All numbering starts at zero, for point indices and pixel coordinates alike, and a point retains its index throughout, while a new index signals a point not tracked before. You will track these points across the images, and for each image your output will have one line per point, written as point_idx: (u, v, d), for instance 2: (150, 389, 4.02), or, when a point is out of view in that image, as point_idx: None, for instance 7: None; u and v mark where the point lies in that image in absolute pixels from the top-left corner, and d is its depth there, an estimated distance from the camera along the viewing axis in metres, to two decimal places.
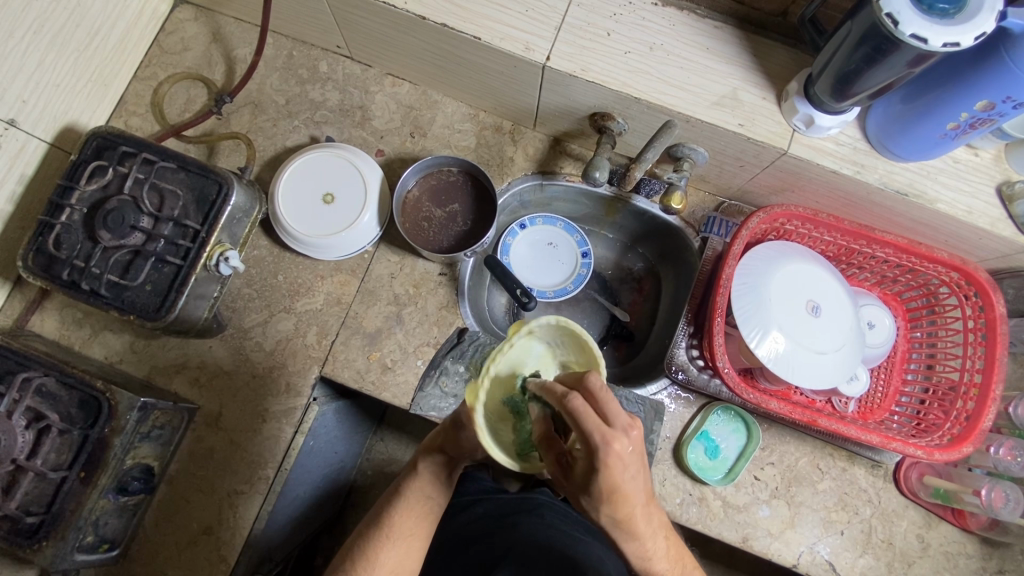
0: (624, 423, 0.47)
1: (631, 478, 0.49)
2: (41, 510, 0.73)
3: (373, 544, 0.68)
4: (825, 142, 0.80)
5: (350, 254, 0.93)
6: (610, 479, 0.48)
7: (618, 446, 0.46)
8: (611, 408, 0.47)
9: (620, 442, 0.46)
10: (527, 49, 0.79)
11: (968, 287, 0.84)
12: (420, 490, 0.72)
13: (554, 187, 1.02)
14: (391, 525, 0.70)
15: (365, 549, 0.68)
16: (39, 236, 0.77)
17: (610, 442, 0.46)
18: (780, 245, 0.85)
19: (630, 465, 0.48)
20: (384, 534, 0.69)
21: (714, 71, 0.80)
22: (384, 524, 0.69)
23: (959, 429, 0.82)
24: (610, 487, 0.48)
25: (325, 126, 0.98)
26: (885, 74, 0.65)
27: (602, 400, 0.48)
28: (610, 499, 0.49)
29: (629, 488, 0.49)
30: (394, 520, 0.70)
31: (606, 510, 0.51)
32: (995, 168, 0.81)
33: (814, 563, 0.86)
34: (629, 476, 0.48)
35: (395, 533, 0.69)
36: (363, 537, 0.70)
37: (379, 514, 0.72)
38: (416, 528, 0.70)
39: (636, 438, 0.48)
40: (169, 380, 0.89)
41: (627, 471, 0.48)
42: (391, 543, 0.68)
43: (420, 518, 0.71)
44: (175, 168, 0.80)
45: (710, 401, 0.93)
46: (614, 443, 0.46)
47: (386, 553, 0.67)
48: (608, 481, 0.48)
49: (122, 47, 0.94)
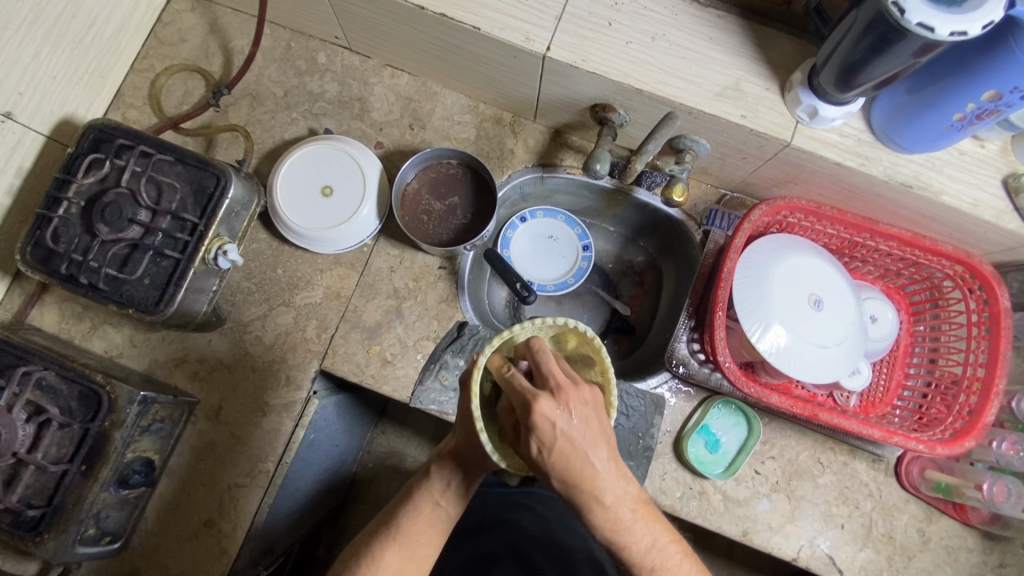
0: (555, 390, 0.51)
1: (569, 435, 0.50)
2: (42, 503, 0.74)
3: (376, 543, 0.66)
4: (829, 134, 0.79)
5: (349, 247, 0.92)
6: (541, 441, 0.50)
7: (544, 404, 0.49)
8: (548, 370, 0.52)
9: (544, 400, 0.49)
10: (527, 40, 0.78)
11: (972, 281, 0.83)
12: (434, 498, 0.69)
13: (555, 180, 1.01)
14: (399, 528, 0.67)
15: (371, 548, 0.66)
16: (37, 229, 0.77)
17: (534, 403, 0.49)
18: (782, 238, 0.84)
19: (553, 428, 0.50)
20: (390, 536, 0.67)
21: (716, 62, 0.79)
22: (390, 525, 0.67)
23: (961, 424, 0.81)
24: (547, 444, 0.50)
25: (324, 118, 0.98)
26: (891, 63, 0.64)
27: (542, 364, 0.52)
28: (551, 460, 0.50)
29: (569, 452, 0.50)
30: (403, 526, 0.67)
31: (557, 471, 0.51)
32: (1001, 159, 0.80)
33: (814, 557, 0.86)
34: (564, 435, 0.50)
35: (402, 536, 0.67)
36: (368, 539, 0.67)
37: (389, 513, 0.69)
38: (423, 535, 0.68)
39: (570, 400, 0.50)
40: (169, 374, 0.89)
41: (559, 430, 0.50)
42: (395, 547, 0.66)
43: (430, 524, 0.68)
44: (172, 161, 0.80)
45: (710, 395, 0.92)
46: (538, 403, 0.49)
47: (389, 556, 0.66)
48: (541, 439, 0.50)
49: (119, 38, 0.94)
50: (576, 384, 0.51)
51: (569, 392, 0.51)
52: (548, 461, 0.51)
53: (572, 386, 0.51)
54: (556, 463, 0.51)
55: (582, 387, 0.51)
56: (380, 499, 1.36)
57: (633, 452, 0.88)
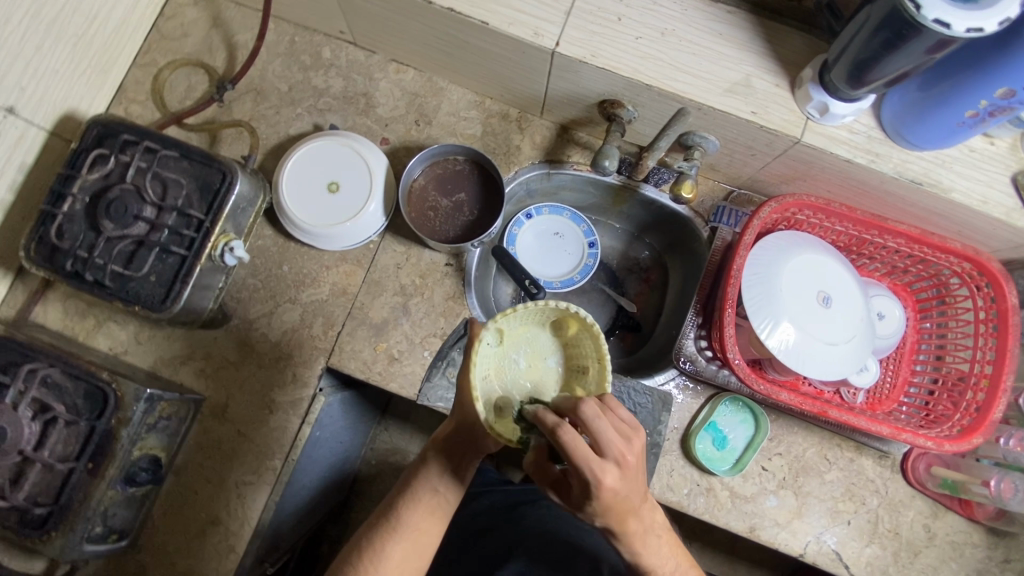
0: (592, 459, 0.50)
1: (625, 493, 0.52)
2: (49, 501, 0.73)
3: (376, 534, 0.66)
4: (839, 130, 0.79)
5: (355, 244, 0.92)
6: (604, 503, 0.52)
7: (610, 477, 0.50)
8: (605, 439, 0.50)
9: (610, 473, 0.50)
10: (537, 35, 0.78)
11: (980, 278, 0.84)
12: (432, 487, 0.69)
13: (561, 176, 1.01)
14: (398, 519, 0.67)
15: (372, 543, 0.66)
16: (41, 226, 0.76)
17: (601, 478, 0.50)
18: (791, 235, 0.84)
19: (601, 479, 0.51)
20: (391, 528, 0.67)
21: (726, 57, 0.78)
22: (390, 517, 0.68)
23: (969, 420, 0.81)
24: (606, 503, 0.52)
25: (329, 114, 0.97)
26: (904, 61, 0.63)
27: (597, 432, 0.50)
28: (607, 513, 0.53)
29: (625, 505, 0.53)
30: (403, 516, 0.67)
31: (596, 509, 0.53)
32: (1010, 156, 0.79)
33: (821, 553, 0.87)
34: (622, 495, 0.52)
35: (403, 527, 0.67)
36: (369, 532, 0.67)
37: (389, 506, 0.69)
38: (425, 523, 0.68)
39: (629, 463, 0.52)
40: (175, 371, 0.89)
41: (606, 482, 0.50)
42: (396, 538, 0.66)
43: (431, 512, 0.68)
44: (178, 157, 0.79)
45: (718, 392, 0.92)
46: (605, 477, 0.50)
47: (393, 547, 0.66)
48: (602, 502, 0.52)
49: (121, 33, 0.92)
50: (632, 445, 0.52)
51: (627, 456, 0.51)
52: (603, 514, 0.54)
53: (628, 449, 0.52)
54: (607, 513, 0.53)
55: (636, 446, 0.52)
56: (384, 495, 1.36)
57: (640, 449, 0.88)
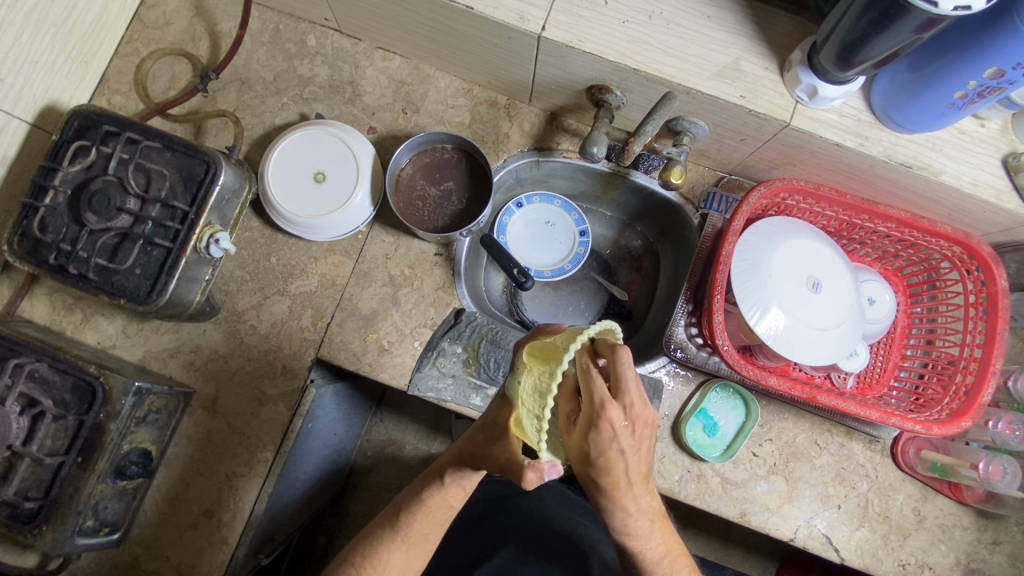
0: (629, 399, 0.50)
1: (622, 447, 0.51)
2: (39, 496, 0.73)
3: (382, 545, 0.69)
4: (828, 114, 0.78)
5: (342, 235, 0.91)
6: (598, 446, 0.50)
7: (613, 413, 0.49)
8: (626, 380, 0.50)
9: (615, 410, 0.49)
10: (522, 19, 0.76)
11: (970, 261, 0.84)
12: (436, 497, 0.70)
13: (552, 164, 1.00)
14: (404, 532, 0.69)
15: (373, 549, 0.69)
16: (24, 219, 0.76)
17: (607, 408, 0.49)
18: (780, 220, 0.84)
19: (627, 434, 0.51)
20: (394, 540, 0.69)
21: (714, 40, 0.77)
22: (397, 530, 0.69)
23: (958, 404, 0.82)
24: (599, 449, 0.50)
25: (315, 103, 0.96)
26: (893, 41, 0.63)
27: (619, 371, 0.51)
28: (596, 464, 0.51)
29: (619, 462, 0.51)
30: (408, 529, 0.69)
31: (595, 475, 0.52)
32: (1001, 138, 0.79)
33: (811, 537, 0.87)
34: (617, 446, 0.50)
35: (407, 539, 0.69)
36: (374, 535, 0.70)
37: (395, 513, 0.71)
38: (428, 535, 0.70)
39: (637, 416, 0.50)
40: (164, 365, 0.89)
41: (623, 440, 0.50)
42: (398, 549, 0.69)
43: (433, 524, 0.70)
44: (161, 148, 0.78)
45: (709, 379, 0.92)
46: (610, 409, 0.49)
47: (394, 558, 0.68)
48: (599, 444, 0.50)
49: (102, 22, 0.91)
50: (645, 405, 0.51)
51: (638, 411, 0.50)
52: (594, 474, 0.52)
53: (640, 406, 0.51)
54: (600, 468, 0.51)
55: (650, 408, 0.51)
56: (380, 487, 1.36)
57: None
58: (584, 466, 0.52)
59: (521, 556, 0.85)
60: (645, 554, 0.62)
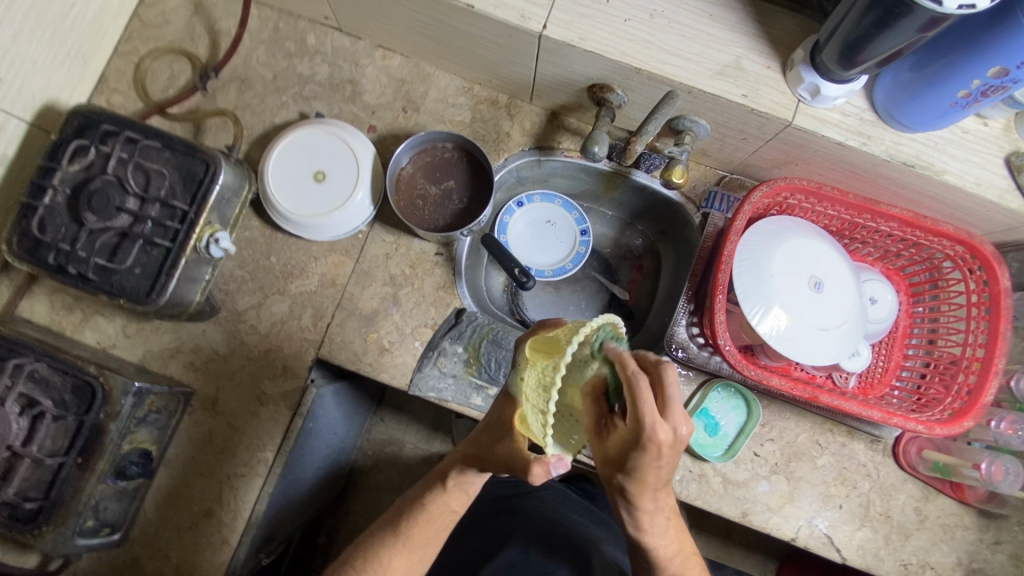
0: (677, 421, 0.50)
1: (661, 463, 0.51)
2: (39, 496, 0.73)
3: (383, 548, 0.68)
4: (830, 113, 0.78)
5: (342, 234, 0.91)
6: (640, 461, 0.51)
7: (662, 438, 0.49)
8: (672, 404, 0.49)
9: (664, 435, 0.49)
10: (523, 18, 0.76)
11: (973, 261, 0.83)
12: (438, 498, 0.70)
13: (553, 163, 1.00)
14: (407, 534, 0.69)
15: (376, 551, 0.69)
16: (23, 219, 0.75)
17: (657, 433, 0.48)
18: (782, 220, 0.84)
19: (669, 451, 0.51)
20: (397, 543, 0.69)
21: (716, 39, 0.77)
22: (400, 532, 0.69)
23: (960, 404, 0.81)
24: (639, 463, 0.51)
25: (315, 102, 0.95)
26: (896, 40, 0.62)
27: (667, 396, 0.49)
28: (631, 473, 0.52)
29: (654, 474, 0.52)
30: (411, 531, 0.69)
31: (626, 481, 0.53)
32: (1004, 137, 0.78)
33: (812, 537, 0.87)
34: (657, 462, 0.51)
35: (411, 541, 0.69)
36: (374, 538, 0.70)
37: (398, 514, 0.71)
38: (431, 537, 0.70)
39: (680, 437, 0.51)
40: (164, 365, 0.88)
41: (663, 458, 0.51)
42: (401, 551, 0.68)
43: (437, 526, 0.70)
44: (160, 147, 0.78)
45: (709, 378, 0.92)
46: (660, 433, 0.48)
47: (398, 560, 0.68)
48: (641, 459, 0.50)
49: (101, 21, 0.91)
50: (689, 426, 0.51)
51: (682, 433, 0.51)
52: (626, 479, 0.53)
53: (684, 427, 0.51)
54: (632, 476, 0.52)
55: (692, 428, 0.51)
56: (381, 486, 1.36)
57: None
58: (616, 471, 0.53)
59: (522, 556, 0.85)
60: (647, 555, 0.62)
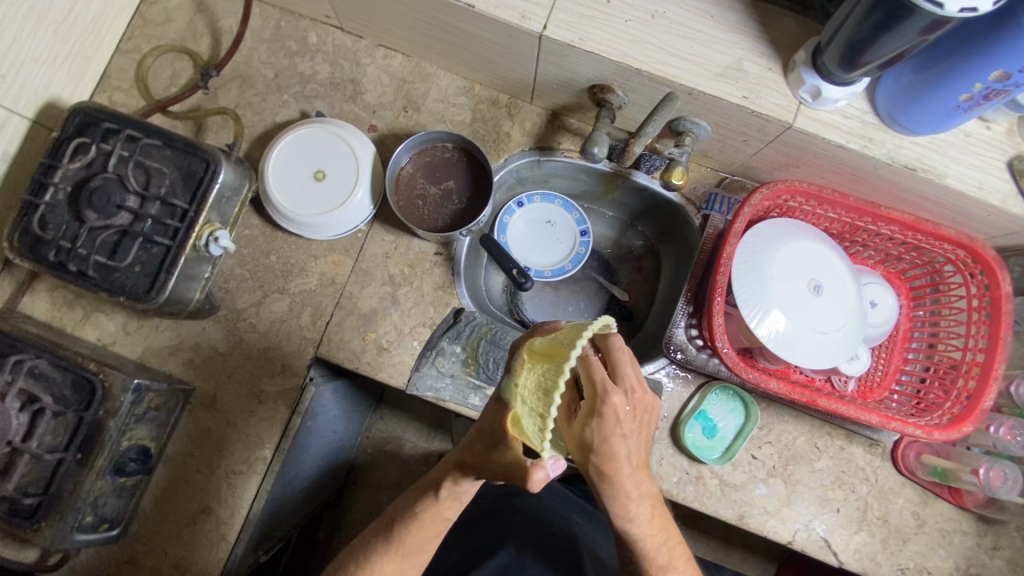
0: (630, 384, 0.55)
1: (623, 432, 0.54)
2: (39, 492, 0.73)
3: (377, 554, 0.69)
4: (832, 115, 0.77)
5: (343, 233, 0.91)
6: (604, 433, 0.54)
7: (616, 399, 0.53)
8: (623, 369, 0.56)
9: (617, 396, 0.53)
10: (524, 18, 0.76)
11: (974, 265, 0.83)
12: (433, 500, 0.70)
13: (553, 163, 1.00)
14: (400, 541, 0.69)
15: (368, 554, 0.69)
16: (24, 216, 0.76)
17: (610, 395, 0.53)
18: (782, 222, 0.83)
19: (630, 418, 0.54)
20: (390, 547, 0.69)
21: (718, 40, 0.77)
22: (392, 538, 0.69)
23: (959, 408, 0.81)
24: (603, 435, 0.54)
25: (316, 101, 0.95)
26: (897, 43, 0.62)
27: (617, 362, 0.56)
28: (598, 450, 0.54)
29: (621, 447, 0.54)
30: (404, 536, 0.69)
31: (598, 462, 0.55)
32: (1006, 141, 0.78)
33: (809, 540, 0.87)
34: (618, 432, 0.54)
35: (402, 548, 0.69)
36: (371, 545, 0.70)
37: (391, 520, 0.71)
38: (425, 543, 0.70)
39: (638, 402, 0.55)
40: (164, 362, 0.89)
41: (624, 425, 0.54)
42: (393, 558, 0.69)
43: (430, 534, 0.70)
44: (160, 145, 0.78)
45: (708, 381, 0.92)
46: (614, 397, 0.53)
47: (385, 564, 0.69)
48: (602, 429, 0.53)
49: (103, 18, 0.91)
50: (645, 391, 0.56)
51: (639, 396, 0.55)
52: (598, 463, 0.55)
53: (640, 392, 0.55)
54: (602, 454, 0.54)
55: (649, 395, 0.56)
56: (380, 484, 1.36)
57: None
58: (587, 455, 0.55)
59: (519, 556, 0.84)
60: (641, 557, 0.62)
